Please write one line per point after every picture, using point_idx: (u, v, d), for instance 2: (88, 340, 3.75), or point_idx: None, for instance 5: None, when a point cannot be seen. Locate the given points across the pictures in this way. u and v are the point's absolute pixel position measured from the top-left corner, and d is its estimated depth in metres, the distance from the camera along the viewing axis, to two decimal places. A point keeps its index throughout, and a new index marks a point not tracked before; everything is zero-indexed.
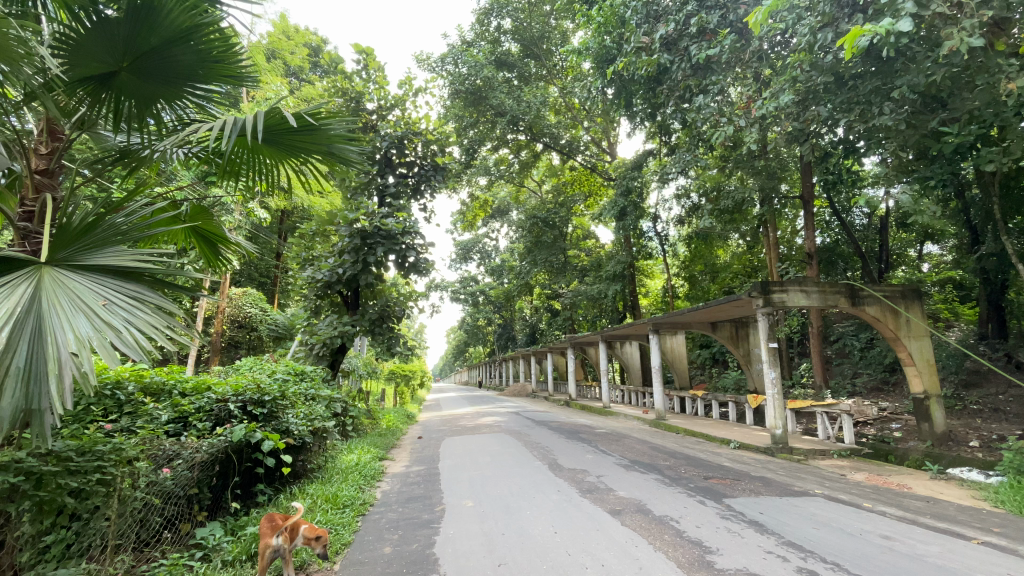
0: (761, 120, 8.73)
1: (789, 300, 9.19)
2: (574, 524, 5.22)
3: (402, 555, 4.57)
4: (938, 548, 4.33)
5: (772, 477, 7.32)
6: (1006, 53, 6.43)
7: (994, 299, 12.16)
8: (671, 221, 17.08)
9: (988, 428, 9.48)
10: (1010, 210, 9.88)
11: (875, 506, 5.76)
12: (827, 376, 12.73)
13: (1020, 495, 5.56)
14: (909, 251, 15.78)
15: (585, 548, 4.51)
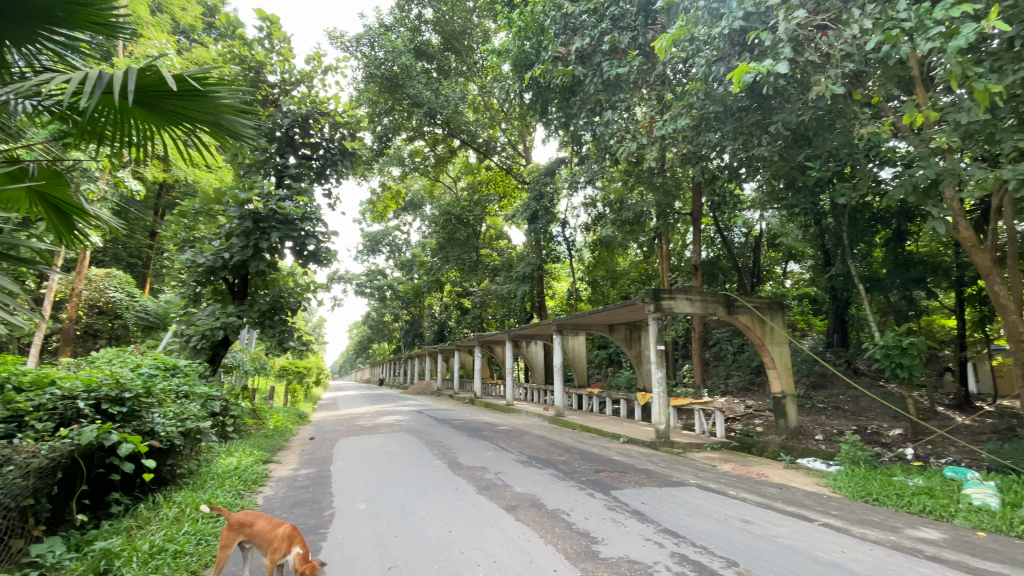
0: (661, 139, 9.30)
1: (676, 306, 10.04)
2: (469, 521, 5.20)
3: (281, 563, 4.19)
4: (787, 530, 4.96)
5: (655, 469, 7.90)
6: (860, 103, 7.52)
7: (840, 314, 14.29)
8: (578, 227, 17.82)
9: (829, 423, 11.10)
10: (855, 238, 11.63)
11: (738, 494, 6.47)
12: (705, 376, 14.09)
13: (851, 482, 6.57)
14: (776, 269, 17.95)
15: (478, 546, 4.50)
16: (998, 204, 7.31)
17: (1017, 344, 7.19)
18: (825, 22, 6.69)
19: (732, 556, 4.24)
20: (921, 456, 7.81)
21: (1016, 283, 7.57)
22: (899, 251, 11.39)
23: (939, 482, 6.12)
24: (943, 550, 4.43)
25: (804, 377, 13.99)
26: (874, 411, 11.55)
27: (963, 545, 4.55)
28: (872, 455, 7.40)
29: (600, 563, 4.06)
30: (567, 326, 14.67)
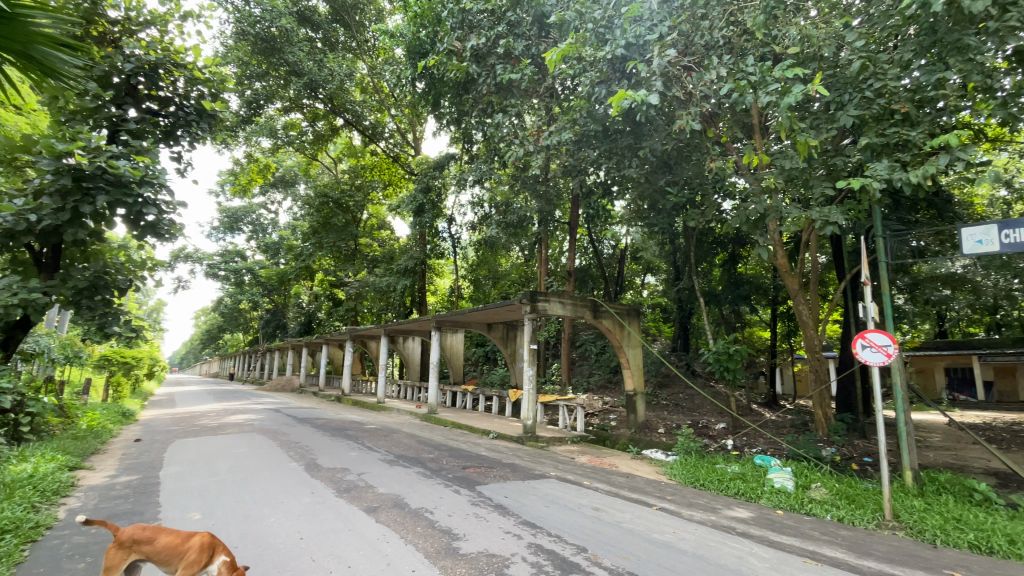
0: (547, 149, 9.65)
1: (550, 308, 10.53)
2: (323, 526, 4.85)
3: None
4: (630, 515, 5.49)
5: (519, 463, 8.20)
6: (713, 140, 8.62)
7: (685, 323, 16.32)
8: (464, 225, 17.82)
9: (670, 418, 12.59)
10: (701, 257, 13.36)
11: (591, 483, 7.00)
12: (571, 375, 15.03)
13: (684, 469, 7.51)
14: (637, 279, 19.87)
15: (331, 551, 4.21)
16: (807, 239, 8.93)
17: (812, 354, 8.82)
18: (691, 63, 7.54)
19: (583, 543, 4.54)
20: (738, 446, 9.22)
21: (814, 304, 9.30)
22: (732, 272, 13.38)
23: (750, 469, 7.27)
24: (751, 527, 5.26)
25: (653, 377, 15.69)
26: (704, 407, 13.39)
27: (766, 521, 5.45)
28: (701, 446, 8.55)
29: (459, 559, 4.06)
30: (446, 323, 14.55)
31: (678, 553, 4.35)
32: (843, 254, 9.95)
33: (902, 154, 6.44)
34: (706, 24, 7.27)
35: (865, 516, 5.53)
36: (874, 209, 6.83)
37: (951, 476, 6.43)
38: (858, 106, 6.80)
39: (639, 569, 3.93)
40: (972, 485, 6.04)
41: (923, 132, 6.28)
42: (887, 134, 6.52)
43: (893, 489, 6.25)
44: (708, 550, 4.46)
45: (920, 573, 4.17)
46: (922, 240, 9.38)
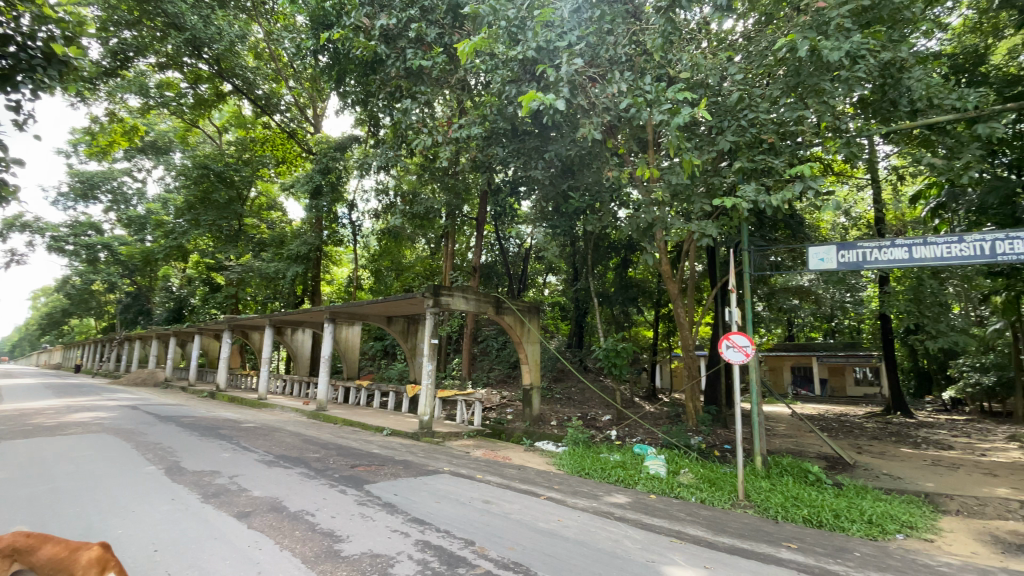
0: (455, 141, 9.53)
1: (452, 303, 10.43)
2: (183, 536, 4.33)
3: None
4: (519, 506, 5.64)
5: (412, 459, 8.05)
6: (613, 150, 9.14)
7: (580, 321, 17.18)
8: (366, 212, 17.01)
9: (563, 410, 13.18)
10: (598, 259, 14.15)
11: (484, 477, 7.08)
12: (471, 370, 15.07)
13: (572, 460, 7.90)
14: (538, 278, 20.48)
15: (191, 563, 3.78)
16: (687, 248, 9.86)
17: (687, 352, 9.74)
18: (595, 75, 7.91)
19: (471, 536, 4.56)
20: (622, 437, 9.90)
21: (690, 308, 10.29)
22: (623, 275, 14.35)
23: (630, 457, 7.85)
24: (628, 511, 5.68)
25: (549, 372, 16.30)
26: (594, 401, 14.22)
27: (641, 506, 5.91)
28: (589, 437, 9.06)
29: (340, 562, 3.87)
30: (341, 314, 13.79)
31: (560, 540, 4.56)
32: (716, 264, 11.13)
33: (767, 179, 7.32)
34: (610, 40, 7.73)
35: (723, 497, 6.24)
36: (742, 226, 7.71)
37: (789, 459, 7.50)
38: (735, 133, 7.60)
39: (524, 558, 4.05)
40: (806, 466, 7.09)
41: (783, 161, 7.20)
42: (756, 160, 7.36)
43: (746, 472, 7.12)
44: (588, 535, 4.73)
45: (762, 544, 4.80)
46: (779, 256, 10.80)
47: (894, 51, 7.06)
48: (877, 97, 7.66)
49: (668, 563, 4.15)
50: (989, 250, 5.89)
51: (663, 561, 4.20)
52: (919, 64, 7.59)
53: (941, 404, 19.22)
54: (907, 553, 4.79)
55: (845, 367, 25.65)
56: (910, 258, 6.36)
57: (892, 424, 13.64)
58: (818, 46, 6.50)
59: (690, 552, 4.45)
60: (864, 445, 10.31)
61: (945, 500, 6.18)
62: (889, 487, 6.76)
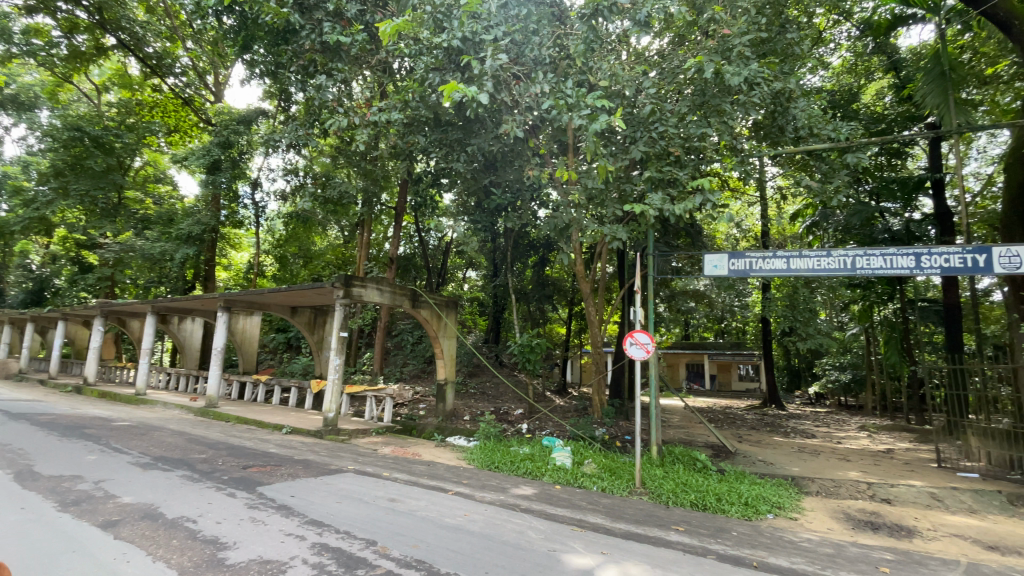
0: (374, 125, 9.11)
1: (365, 294, 10.01)
2: (28, 551, 3.72)
3: None
4: (425, 503, 5.54)
5: (313, 458, 7.61)
6: (535, 150, 9.22)
7: (497, 317, 17.34)
8: (272, 193, 15.77)
9: (476, 405, 13.20)
10: (517, 256, 14.31)
11: (390, 474, 6.88)
12: (383, 364, 14.58)
13: (482, 455, 7.94)
14: (457, 273, 20.30)
15: None
16: (601, 250, 10.30)
17: (596, 349, 10.18)
18: (519, 73, 7.95)
19: (373, 536, 4.41)
20: (532, 430, 10.15)
21: (601, 307, 10.76)
22: (540, 273, 14.67)
23: (539, 450, 8.04)
24: (533, 503, 5.82)
25: (464, 367, 16.24)
26: (507, 395, 14.38)
27: (546, 497, 6.09)
28: (499, 431, 9.16)
29: (224, 571, 3.55)
30: (239, 302, 12.69)
31: (465, 535, 4.55)
32: (625, 266, 11.76)
33: (672, 189, 7.84)
34: (535, 40, 7.83)
35: (622, 485, 6.61)
36: (649, 232, 8.19)
37: (681, 448, 8.13)
38: (646, 143, 8.03)
39: (427, 555, 3.98)
40: (695, 455, 7.73)
41: (687, 174, 7.76)
42: (664, 171, 7.84)
43: (643, 461, 7.61)
44: (494, 528, 4.77)
45: (654, 528, 5.15)
46: (680, 261, 11.66)
47: (784, 81, 7.91)
48: (768, 122, 8.50)
49: (569, 551, 4.30)
50: (850, 264, 6.80)
51: (564, 549, 4.35)
52: (803, 96, 8.54)
53: (808, 397, 21.98)
54: (775, 530, 5.38)
55: (731, 364, 28.45)
56: (788, 268, 7.15)
57: (768, 415, 15.32)
58: (721, 69, 7.13)
59: (590, 540, 4.66)
60: (745, 434, 11.47)
61: (807, 483, 7.04)
62: (764, 472, 7.57)
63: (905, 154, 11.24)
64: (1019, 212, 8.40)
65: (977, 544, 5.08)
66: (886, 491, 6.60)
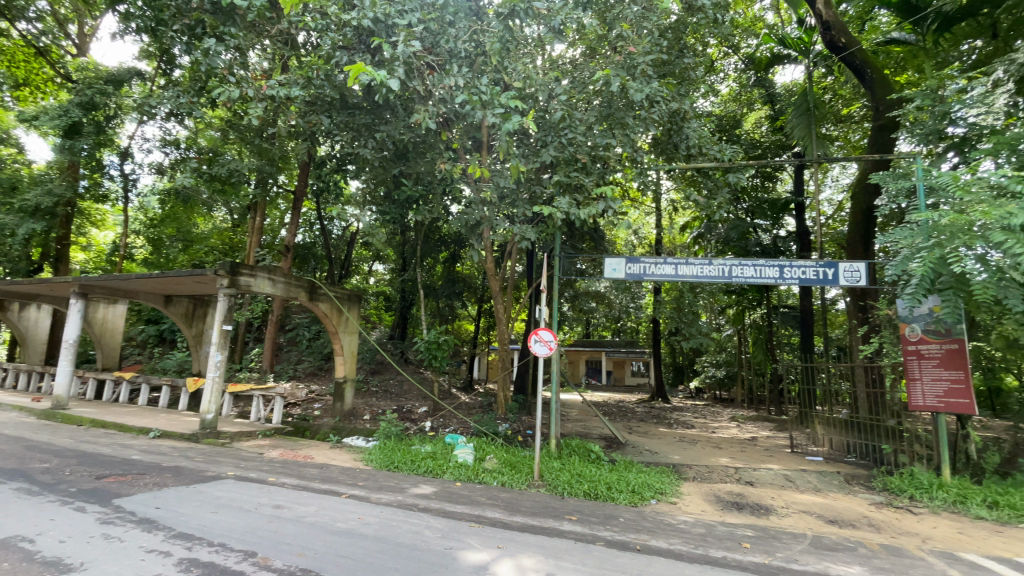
0: (271, 100, 8.37)
1: (254, 285, 9.17)
2: None
3: None
4: (314, 508, 5.22)
5: (186, 465, 6.82)
6: (447, 144, 9.05)
7: (404, 313, 16.87)
8: (147, 167, 13.90)
9: (377, 403, 12.72)
10: (425, 252, 14.00)
11: (277, 479, 6.39)
12: (274, 361, 13.49)
13: (381, 455, 7.67)
14: (362, 265, 19.45)
15: None
16: (510, 249, 10.44)
17: (502, 346, 10.28)
18: (433, 63, 7.77)
19: (254, 546, 4.06)
20: (435, 427, 10.00)
21: (508, 305, 10.90)
22: (450, 269, 14.52)
23: (441, 448, 7.95)
24: (431, 501, 5.74)
25: (366, 364, 15.58)
26: (411, 393, 14.05)
27: (445, 495, 6.03)
28: (400, 430, 8.92)
29: None
30: (98, 288, 11.02)
31: (358, 539, 4.35)
32: (533, 266, 12.02)
33: (578, 194, 8.17)
34: (451, 32, 7.67)
35: (521, 479, 6.77)
36: (556, 234, 8.45)
37: (578, 441, 8.50)
38: (556, 148, 8.23)
39: (313, 564, 3.75)
40: (590, 446, 8.13)
41: (592, 181, 8.13)
42: (571, 176, 8.15)
43: (542, 455, 7.85)
44: (389, 530, 4.62)
45: (549, 520, 5.33)
46: (583, 263, 12.21)
47: (680, 102, 8.59)
48: (665, 139, 9.16)
49: (465, 548, 4.29)
50: (728, 273, 7.56)
51: (460, 546, 4.33)
52: (696, 118, 9.33)
53: (690, 390, 24.24)
54: (657, 515, 5.83)
55: (625, 361, 30.53)
56: (676, 274, 7.78)
57: (656, 408, 16.60)
58: (626, 84, 7.60)
59: (486, 535, 4.69)
60: (635, 426, 12.31)
61: (686, 469, 7.73)
62: (650, 461, 8.17)
63: (776, 178, 12.79)
64: (860, 235, 9.92)
65: (818, 518, 5.91)
66: (750, 475, 7.45)
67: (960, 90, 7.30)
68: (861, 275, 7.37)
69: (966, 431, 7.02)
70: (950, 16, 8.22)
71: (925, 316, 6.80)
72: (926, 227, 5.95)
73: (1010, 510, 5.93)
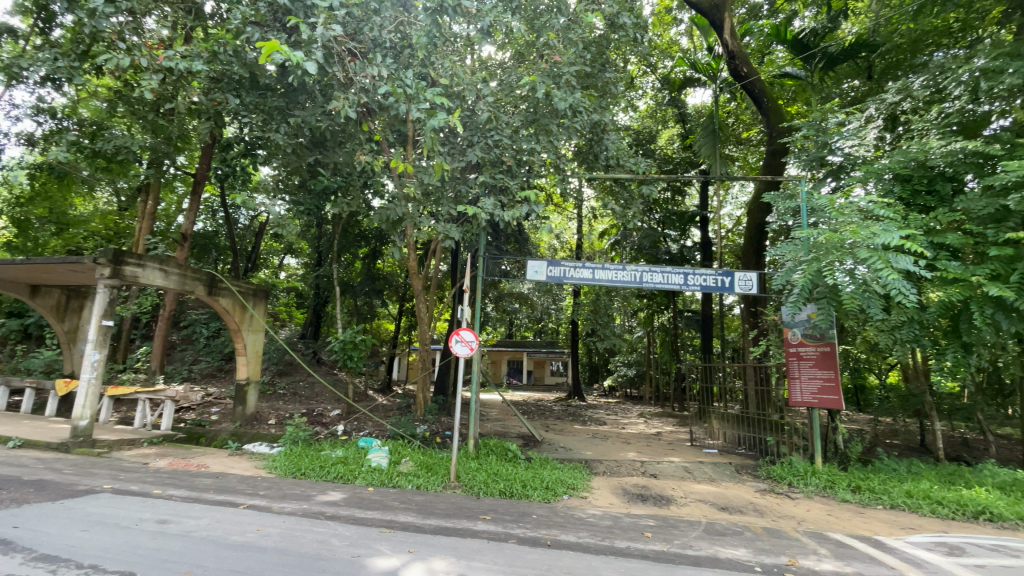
0: (168, 73, 7.59)
1: (142, 277, 8.27)
2: None
3: None
4: (207, 521, 4.79)
5: (50, 478, 5.96)
6: (368, 135, 8.70)
7: (317, 310, 16.03)
8: (11, 136, 12.00)
9: (284, 407, 11.92)
10: (343, 247, 13.40)
11: (164, 491, 5.78)
12: (165, 361, 12.20)
13: (287, 461, 7.21)
14: (273, 259, 18.21)
15: None
16: (434, 247, 10.30)
17: (423, 346, 10.11)
18: (356, 50, 7.47)
19: (133, 567, 3.64)
20: (348, 431, 9.59)
21: (430, 304, 10.73)
22: (371, 266, 14.03)
23: (353, 452, 7.64)
24: (340, 508, 5.50)
25: (274, 365, 14.59)
26: (323, 395, 13.37)
27: (356, 501, 5.81)
28: (310, 434, 8.45)
29: None
30: None
31: (255, 552, 4.06)
32: (457, 265, 11.95)
33: (503, 197, 8.26)
34: (376, 20, 7.39)
35: (436, 481, 6.69)
36: (481, 235, 8.47)
37: (495, 441, 8.57)
38: (482, 149, 8.33)
39: None
40: (507, 446, 8.23)
41: (516, 184, 8.26)
42: (496, 178, 8.23)
43: (460, 455, 7.81)
44: (292, 541, 4.36)
45: (462, 520, 5.32)
46: (507, 265, 12.34)
47: (601, 114, 8.99)
48: (586, 148, 9.52)
49: (374, 555, 4.16)
50: (639, 278, 8.02)
51: (369, 553, 4.19)
52: (616, 130, 9.80)
53: (604, 389, 25.41)
54: (569, 510, 6.03)
55: (545, 361, 31.35)
56: (592, 278, 8.11)
57: (572, 407, 17.14)
58: (551, 92, 7.83)
59: (397, 540, 4.58)
60: (551, 424, 12.66)
61: (597, 465, 8.07)
62: (564, 458, 8.43)
63: (684, 193, 13.76)
64: (753, 247, 10.97)
65: (711, 506, 6.44)
66: (654, 468, 7.95)
67: (839, 123, 8.35)
68: (752, 284, 8.13)
69: (835, 423, 8.00)
70: (834, 56, 9.31)
71: (804, 322, 7.67)
72: (806, 243, 6.69)
73: (868, 492, 6.82)
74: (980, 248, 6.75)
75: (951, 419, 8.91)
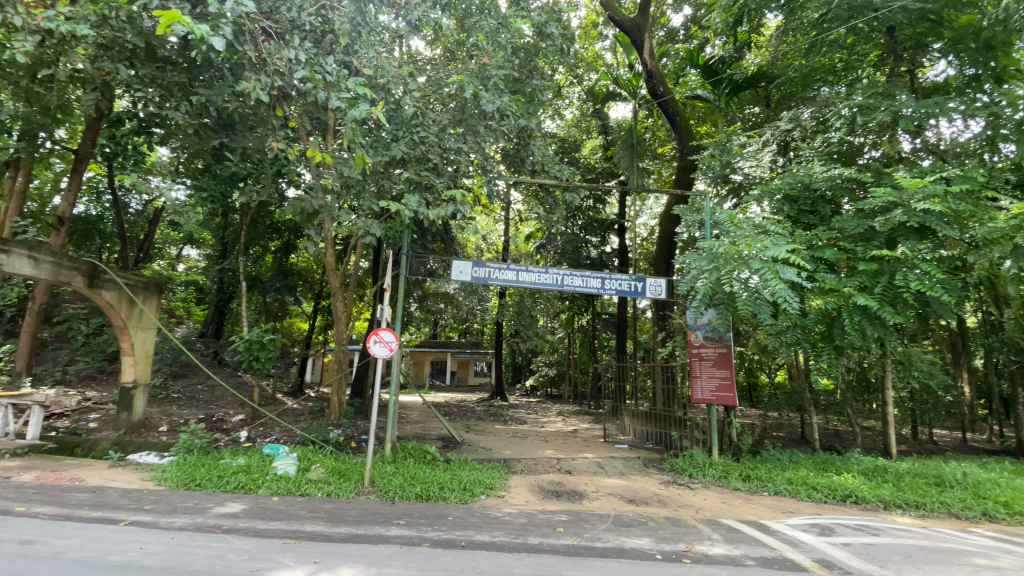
0: (44, 34, 6.66)
1: (5, 265, 7.21)
2: None
3: None
4: (80, 540, 4.25)
5: None
6: (282, 121, 8.18)
7: (220, 307, 14.78)
8: None
9: (179, 413, 10.81)
10: (252, 240, 12.48)
11: (27, 509, 5.06)
12: (33, 362, 10.67)
13: (179, 471, 6.59)
14: (170, 249, 16.54)
15: None
16: (354, 243, 9.90)
17: (339, 346, 9.68)
18: (270, 29, 7.00)
19: None
20: (253, 437, 8.94)
21: (347, 302, 10.27)
22: (283, 261, 13.19)
23: (257, 460, 7.13)
24: (240, 520, 5.12)
25: (167, 366, 13.25)
26: (224, 400, 12.35)
27: (258, 511, 5.43)
28: (207, 442, 7.78)
29: None
30: None
31: (137, 573, 3.66)
32: (378, 263, 11.59)
33: (428, 194, 8.15)
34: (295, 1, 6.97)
35: (349, 487, 6.43)
36: (404, 232, 8.28)
37: (413, 443, 8.42)
38: (407, 144, 8.12)
39: None
40: (425, 448, 8.12)
41: (442, 183, 8.17)
42: (421, 175, 8.10)
43: (375, 460, 7.57)
44: (181, 558, 3.98)
45: (375, 526, 5.16)
46: (433, 264, 12.19)
47: (527, 120, 9.16)
48: (513, 151, 9.62)
49: (276, 568, 3.92)
50: (560, 281, 8.26)
51: (270, 566, 3.94)
52: (541, 136, 10.02)
53: (526, 389, 25.87)
54: (484, 510, 6.06)
55: (469, 361, 31.38)
56: (516, 279, 8.22)
57: (494, 407, 17.24)
58: (479, 93, 7.85)
59: (303, 550, 4.35)
60: (472, 425, 12.67)
61: (516, 464, 8.19)
62: (482, 458, 8.46)
63: (605, 201, 14.39)
64: (663, 256, 11.71)
65: (621, 499, 6.77)
66: (570, 465, 8.22)
67: (741, 145, 9.19)
68: (662, 289, 8.68)
69: (730, 418, 8.75)
70: (738, 83, 10.35)
71: (705, 326, 8.32)
72: (709, 254, 7.27)
73: (756, 480, 7.54)
74: (851, 263, 7.71)
75: (826, 413, 10.08)
